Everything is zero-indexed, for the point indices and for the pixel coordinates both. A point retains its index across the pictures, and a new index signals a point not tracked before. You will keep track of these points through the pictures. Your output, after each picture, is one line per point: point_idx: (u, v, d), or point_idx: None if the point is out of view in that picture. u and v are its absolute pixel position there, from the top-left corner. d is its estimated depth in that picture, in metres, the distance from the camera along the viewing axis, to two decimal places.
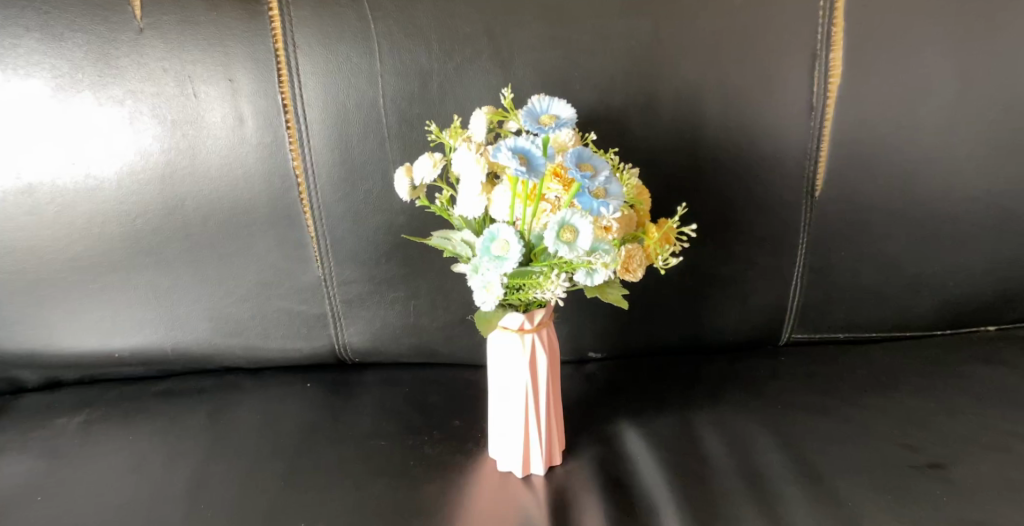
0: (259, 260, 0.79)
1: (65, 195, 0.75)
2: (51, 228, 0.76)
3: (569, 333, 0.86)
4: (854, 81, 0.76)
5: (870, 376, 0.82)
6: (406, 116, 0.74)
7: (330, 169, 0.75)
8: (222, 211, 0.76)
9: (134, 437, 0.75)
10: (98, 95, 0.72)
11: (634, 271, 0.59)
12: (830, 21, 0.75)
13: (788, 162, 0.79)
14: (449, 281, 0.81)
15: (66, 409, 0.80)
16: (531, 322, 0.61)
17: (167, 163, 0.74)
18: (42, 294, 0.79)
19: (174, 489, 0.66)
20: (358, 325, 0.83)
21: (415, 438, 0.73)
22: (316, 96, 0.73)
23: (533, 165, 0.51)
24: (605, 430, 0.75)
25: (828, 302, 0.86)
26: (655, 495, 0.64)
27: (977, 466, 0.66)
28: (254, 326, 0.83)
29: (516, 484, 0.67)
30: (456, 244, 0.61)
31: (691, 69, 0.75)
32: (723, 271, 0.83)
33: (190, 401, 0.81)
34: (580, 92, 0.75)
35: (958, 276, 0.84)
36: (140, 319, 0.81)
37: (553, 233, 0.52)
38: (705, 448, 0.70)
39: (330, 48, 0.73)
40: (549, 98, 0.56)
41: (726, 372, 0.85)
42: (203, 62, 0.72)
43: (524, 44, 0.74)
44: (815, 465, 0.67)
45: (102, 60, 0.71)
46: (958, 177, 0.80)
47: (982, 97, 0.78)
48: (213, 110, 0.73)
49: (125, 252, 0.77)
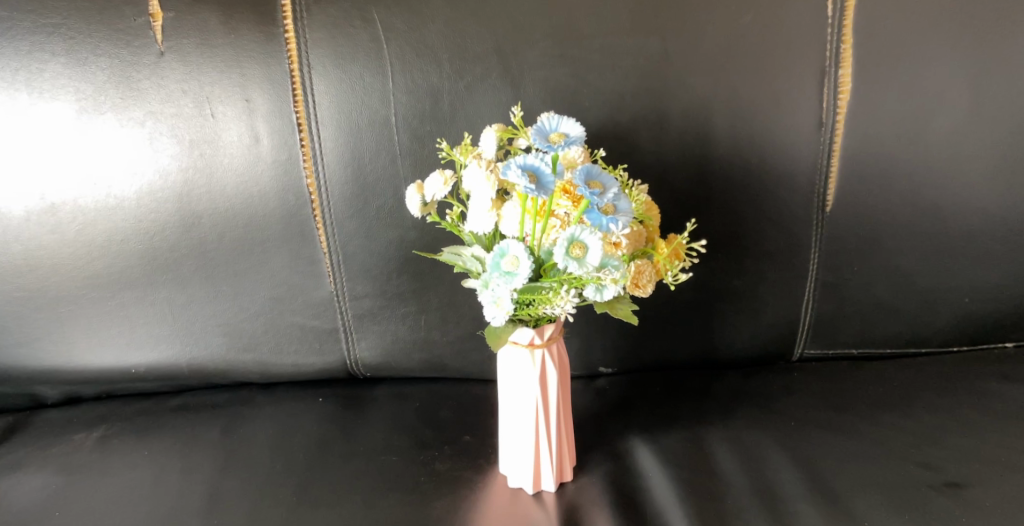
0: (273, 276, 0.80)
1: (86, 215, 0.76)
2: (72, 246, 0.77)
3: (580, 348, 0.86)
4: (864, 97, 0.76)
5: (883, 392, 0.81)
6: (418, 133, 0.75)
7: (343, 186, 0.77)
8: (237, 228, 0.78)
9: (149, 453, 0.75)
10: (120, 117, 0.74)
11: (644, 286, 0.58)
12: (840, 37, 0.75)
13: (798, 177, 0.79)
14: (459, 296, 0.82)
15: (84, 424, 0.81)
16: (540, 337, 0.61)
17: (184, 181, 0.76)
18: (64, 311, 0.80)
19: (188, 503, 0.67)
20: (369, 340, 0.84)
21: (426, 454, 0.73)
22: (330, 115, 0.75)
23: (543, 183, 0.52)
24: (615, 445, 0.75)
25: (841, 318, 0.85)
26: (668, 512, 0.64)
27: (997, 485, 0.64)
28: (267, 341, 0.83)
29: (527, 500, 0.67)
30: (466, 260, 0.61)
31: (701, 85, 0.76)
32: (734, 286, 0.83)
33: (204, 417, 0.82)
34: (589, 109, 0.76)
35: (974, 291, 0.83)
36: (157, 336, 0.82)
37: (563, 249, 0.53)
38: (717, 465, 0.70)
39: (344, 68, 0.74)
40: (558, 117, 0.57)
41: (737, 388, 0.84)
42: (221, 84, 0.74)
43: (535, 62, 0.75)
44: (830, 483, 0.66)
45: (124, 82, 0.73)
46: (972, 191, 0.79)
47: (994, 111, 0.77)
48: (230, 130, 0.75)
49: (144, 269, 0.79)
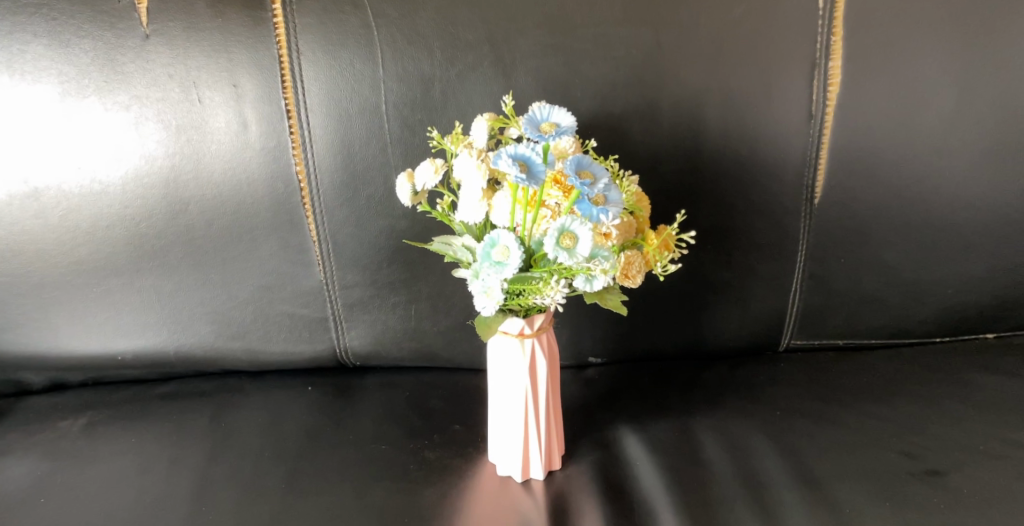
0: (262, 264, 0.80)
1: (70, 200, 0.75)
2: (56, 232, 0.76)
3: (569, 338, 0.87)
4: (853, 90, 0.77)
5: (867, 382, 0.82)
6: (409, 121, 0.75)
7: (333, 174, 0.76)
8: (225, 215, 0.77)
9: (137, 440, 0.75)
10: (105, 101, 0.73)
11: (633, 277, 0.59)
12: (830, 30, 0.76)
13: (787, 169, 0.79)
14: (450, 286, 0.82)
15: (70, 411, 0.81)
16: (530, 327, 0.62)
17: (171, 167, 0.75)
18: (48, 297, 0.79)
19: (176, 491, 0.67)
20: (360, 329, 0.84)
21: (415, 442, 0.74)
22: (319, 101, 0.74)
23: (534, 173, 0.51)
24: (604, 434, 0.75)
25: (827, 309, 0.86)
26: (654, 500, 0.65)
27: (975, 473, 0.66)
28: (256, 330, 0.83)
29: (515, 488, 0.67)
30: (456, 250, 0.61)
31: (692, 77, 0.76)
32: (723, 277, 0.83)
33: (192, 404, 0.81)
34: (581, 99, 0.76)
35: (957, 283, 0.85)
36: (143, 323, 0.82)
37: (553, 239, 0.53)
38: (704, 453, 0.71)
39: (334, 55, 0.73)
40: (549, 106, 0.57)
41: (725, 378, 0.85)
42: (208, 69, 0.73)
43: (527, 51, 0.74)
44: (813, 471, 0.67)
45: (109, 65, 0.72)
46: (957, 185, 0.80)
47: (981, 105, 0.78)
48: (218, 116, 0.74)
49: (130, 256, 0.78)
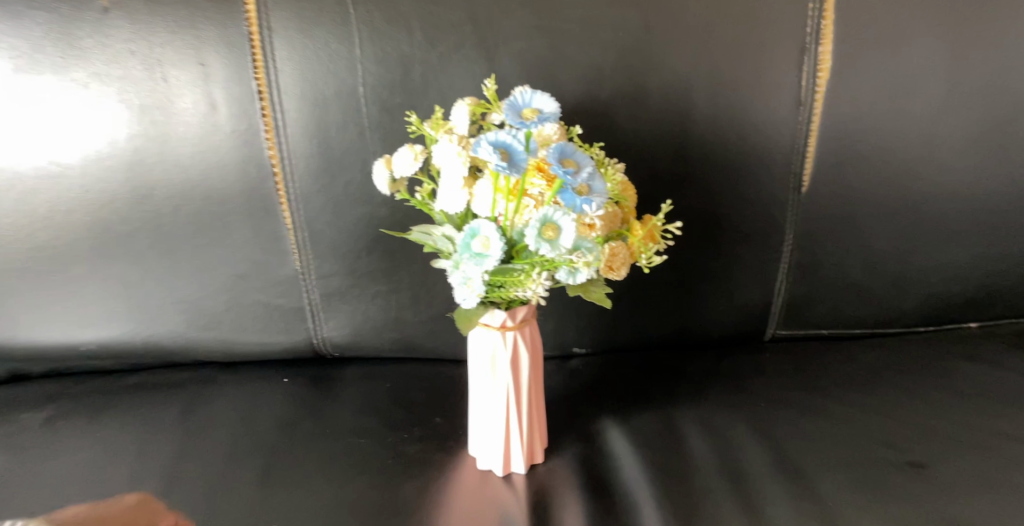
0: (234, 252, 0.77)
1: (26, 182, 0.72)
2: (13, 215, 0.73)
3: (553, 329, 0.85)
4: (842, 76, 0.75)
5: (852, 372, 0.82)
6: (387, 105, 0.72)
7: (308, 159, 0.73)
8: (195, 201, 0.74)
9: (104, 433, 0.73)
10: (61, 77, 0.69)
11: (617, 270, 0.56)
12: (821, 14, 0.74)
13: (775, 157, 0.78)
14: (430, 275, 0.80)
15: (34, 403, 0.78)
16: (512, 320, 0.60)
17: (134, 149, 0.72)
18: (7, 284, 0.76)
19: (144, 485, 0.65)
20: (338, 319, 0.82)
21: (394, 435, 0.72)
22: (293, 83, 0.71)
23: (515, 160, 0.49)
24: (587, 427, 0.74)
25: (813, 300, 0.85)
26: (637, 493, 0.64)
27: (957, 464, 0.65)
28: (230, 319, 0.81)
29: (496, 482, 0.66)
30: (436, 239, 0.59)
31: (680, 61, 0.74)
32: (708, 267, 0.82)
33: (163, 396, 0.79)
34: (566, 83, 0.73)
35: (942, 273, 0.84)
36: (110, 311, 0.79)
37: (535, 230, 0.51)
38: (687, 446, 0.70)
39: (308, 34, 0.70)
40: (532, 91, 0.54)
41: (710, 369, 0.84)
42: (173, 46, 0.69)
43: (510, 32, 0.71)
44: (797, 463, 0.66)
45: (65, 40, 0.68)
46: (945, 174, 0.79)
47: (970, 92, 0.77)
48: (184, 96, 0.71)
49: (92, 241, 0.75)
